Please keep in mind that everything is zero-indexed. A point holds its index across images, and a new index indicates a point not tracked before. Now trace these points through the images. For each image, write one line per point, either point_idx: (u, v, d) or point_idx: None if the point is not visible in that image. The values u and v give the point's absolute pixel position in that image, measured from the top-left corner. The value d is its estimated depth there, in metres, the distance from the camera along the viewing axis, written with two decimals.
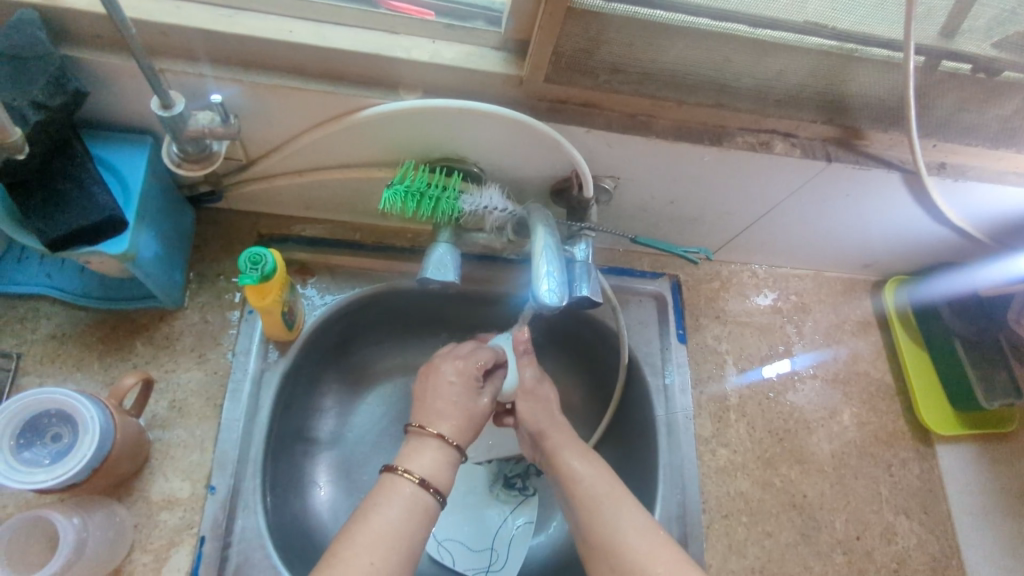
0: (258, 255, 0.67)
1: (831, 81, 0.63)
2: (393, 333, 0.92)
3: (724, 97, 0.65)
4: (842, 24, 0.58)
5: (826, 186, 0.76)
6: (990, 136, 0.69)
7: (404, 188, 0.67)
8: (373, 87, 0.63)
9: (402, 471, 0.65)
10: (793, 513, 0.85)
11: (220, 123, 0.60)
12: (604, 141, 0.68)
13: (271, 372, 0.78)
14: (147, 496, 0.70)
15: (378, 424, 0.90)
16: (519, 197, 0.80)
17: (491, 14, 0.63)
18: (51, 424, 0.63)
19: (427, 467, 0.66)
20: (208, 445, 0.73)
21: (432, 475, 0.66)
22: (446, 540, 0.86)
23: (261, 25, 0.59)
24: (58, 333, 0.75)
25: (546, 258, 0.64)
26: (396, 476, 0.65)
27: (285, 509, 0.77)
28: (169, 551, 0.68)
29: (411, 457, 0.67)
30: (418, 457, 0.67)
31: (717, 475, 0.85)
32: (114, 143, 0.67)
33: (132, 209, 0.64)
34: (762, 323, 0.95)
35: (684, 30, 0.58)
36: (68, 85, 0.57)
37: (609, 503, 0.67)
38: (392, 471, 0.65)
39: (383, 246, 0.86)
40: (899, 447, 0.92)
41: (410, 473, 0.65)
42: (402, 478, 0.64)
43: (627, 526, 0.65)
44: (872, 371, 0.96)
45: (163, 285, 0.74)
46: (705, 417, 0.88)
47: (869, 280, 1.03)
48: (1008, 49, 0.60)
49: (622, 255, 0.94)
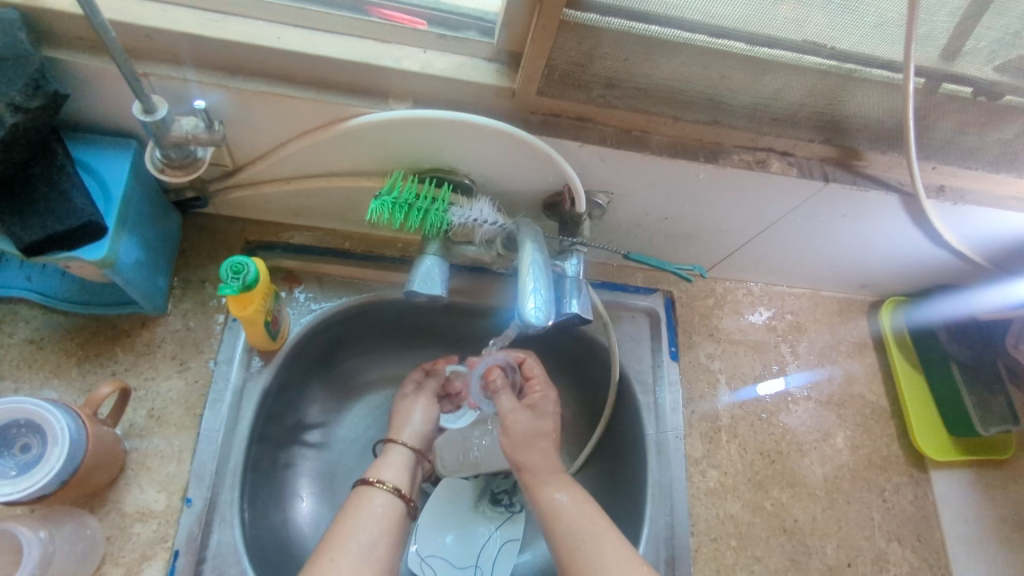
0: (240, 264, 0.66)
1: (829, 101, 0.62)
2: (380, 344, 0.90)
3: (721, 115, 0.64)
4: (841, 45, 0.57)
5: (823, 207, 0.74)
6: (990, 160, 0.68)
7: (391, 199, 0.65)
8: (363, 95, 0.62)
9: (375, 480, 0.67)
10: (783, 537, 0.84)
11: (204, 129, 0.58)
12: (597, 156, 0.66)
13: (253, 382, 0.76)
14: (121, 508, 0.68)
15: (363, 435, 0.89)
16: (511, 209, 0.79)
17: (484, 25, 0.61)
18: (19, 434, 0.61)
19: (396, 479, 0.69)
20: (187, 456, 0.72)
21: (403, 486, 0.68)
22: (429, 556, 0.84)
23: (248, 31, 0.58)
24: (36, 338, 0.73)
25: (534, 274, 0.62)
26: (370, 485, 0.66)
27: (265, 522, 0.76)
28: (141, 565, 0.67)
29: (383, 470, 0.69)
30: (385, 467, 0.70)
31: (707, 497, 0.83)
32: (96, 147, 0.66)
33: (113, 215, 0.62)
34: (756, 342, 0.94)
35: (679, 46, 0.57)
36: (46, 88, 0.55)
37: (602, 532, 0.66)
38: (366, 482, 0.66)
39: (372, 256, 0.85)
40: (893, 472, 0.91)
41: (384, 483, 0.67)
42: (377, 488, 0.66)
43: (614, 556, 0.63)
44: (867, 394, 0.95)
45: (145, 291, 0.72)
46: (696, 437, 0.86)
47: (865, 301, 1.01)
48: (1010, 73, 0.59)
49: (616, 270, 0.93)
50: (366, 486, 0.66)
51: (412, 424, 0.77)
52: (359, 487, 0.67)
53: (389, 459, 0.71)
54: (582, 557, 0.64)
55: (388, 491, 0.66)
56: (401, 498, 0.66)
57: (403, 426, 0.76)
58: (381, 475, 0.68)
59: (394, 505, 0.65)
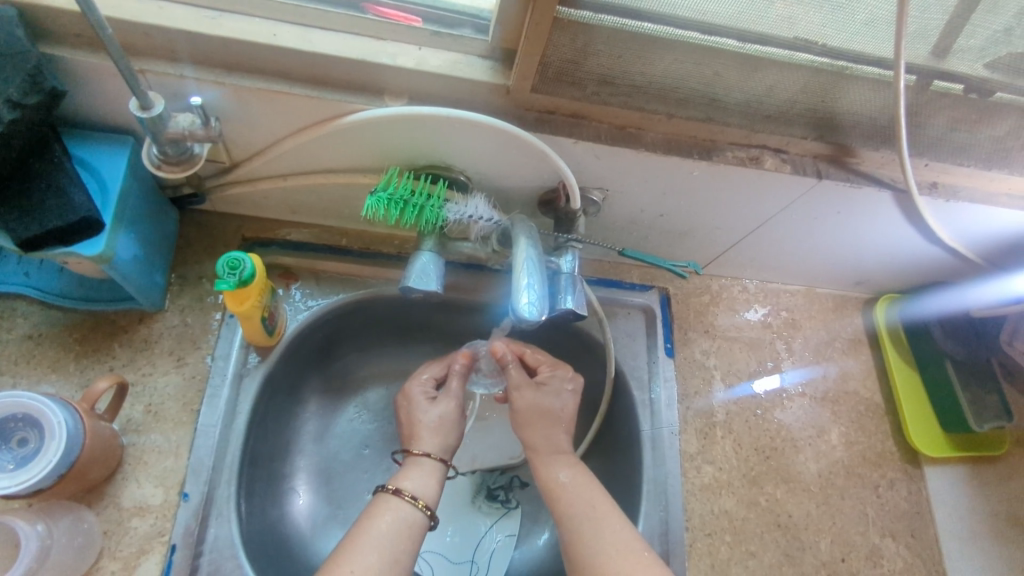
0: (237, 260, 0.66)
1: (823, 98, 0.62)
2: (378, 340, 0.91)
3: (714, 111, 0.64)
4: (832, 42, 0.57)
5: (818, 203, 0.75)
6: (982, 158, 0.68)
7: (387, 195, 0.66)
8: (358, 92, 0.62)
9: (409, 494, 0.65)
10: (778, 532, 0.84)
11: (200, 126, 0.59)
12: (592, 153, 0.67)
13: (250, 378, 0.76)
14: (119, 502, 0.69)
15: (360, 431, 0.89)
16: (506, 206, 0.79)
17: (478, 22, 0.62)
18: (17, 428, 0.62)
19: (422, 490, 0.67)
20: (184, 451, 0.72)
21: (428, 499, 0.66)
22: (426, 552, 0.84)
23: (245, 27, 0.58)
24: (34, 334, 0.74)
25: (527, 270, 0.62)
26: (403, 500, 0.65)
27: (261, 517, 0.76)
28: (138, 559, 0.67)
29: (413, 482, 0.67)
30: (413, 478, 0.67)
31: (702, 493, 0.84)
32: (94, 144, 0.66)
33: (110, 211, 0.63)
34: (751, 339, 0.94)
35: (672, 43, 0.57)
36: (44, 84, 0.55)
37: (605, 517, 0.65)
38: (400, 496, 0.65)
39: (369, 253, 0.85)
40: (887, 468, 0.91)
41: (417, 500, 0.65)
42: (409, 503, 0.65)
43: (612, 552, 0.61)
44: (861, 390, 0.95)
45: (142, 287, 0.72)
46: (691, 433, 0.87)
47: (860, 298, 1.02)
48: (1000, 70, 0.60)
49: (611, 267, 0.93)
50: (397, 499, 0.65)
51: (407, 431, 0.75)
52: (387, 497, 0.65)
53: (414, 467, 0.68)
54: (576, 551, 0.64)
55: (419, 509, 0.65)
56: (428, 516, 0.65)
57: (424, 431, 0.72)
58: (408, 486, 0.66)
59: (418, 521, 0.64)
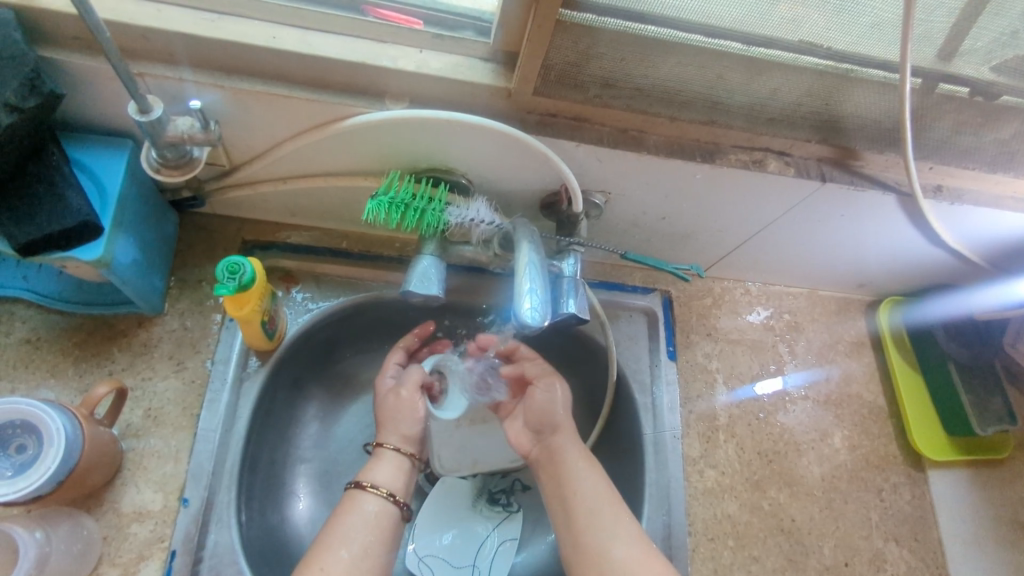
0: (236, 264, 0.66)
1: (826, 101, 0.62)
2: (378, 343, 0.91)
3: (718, 114, 0.63)
4: (837, 45, 0.57)
5: (822, 206, 0.74)
6: (987, 160, 0.68)
7: (388, 199, 0.65)
8: (359, 95, 0.62)
9: (369, 485, 0.67)
10: (780, 537, 0.84)
11: (199, 129, 0.58)
12: (594, 156, 0.66)
13: (250, 382, 0.76)
14: (118, 508, 0.68)
15: (360, 434, 0.89)
16: (508, 209, 0.79)
17: (481, 24, 0.61)
18: (15, 434, 0.61)
19: (389, 483, 0.69)
20: (183, 456, 0.71)
21: (396, 491, 0.69)
22: (427, 556, 0.84)
23: (245, 30, 0.58)
24: (32, 338, 0.73)
25: (529, 274, 0.62)
26: (363, 491, 0.67)
27: (261, 522, 0.75)
28: (138, 565, 0.67)
29: (376, 474, 0.69)
30: (376, 472, 0.70)
31: (704, 496, 0.83)
32: (92, 147, 0.66)
33: (108, 215, 0.62)
34: (754, 341, 0.94)
35: (676, 46, 0.56)
36: (42, 87, 0.55)
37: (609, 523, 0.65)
38: (359, 487, 0.67)
39: (370, 256, 0.84)
40: (891, 472, 0.91)
41: (377, 487, 0.67)
42: (370, 492, 0.67)
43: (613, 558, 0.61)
44: (864, 393, 0.95)
45: (141, 290, 0.72)
46: (693, 437, 0.86)
47: (863, 300, 1.01)
48: (1006, 73, 0.59)
49: (613, 268, 0.93)
50: (361, 492, 0.67)
51: (405, 431, 0.75)
52: (351, 491, 0.67)
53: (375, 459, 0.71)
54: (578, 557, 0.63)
55: (382, 497, 0.67)
56: (397, 504, 0.67)
57: None
58: (371, 479, 0.69)
59: (387, 510, 0.66)
